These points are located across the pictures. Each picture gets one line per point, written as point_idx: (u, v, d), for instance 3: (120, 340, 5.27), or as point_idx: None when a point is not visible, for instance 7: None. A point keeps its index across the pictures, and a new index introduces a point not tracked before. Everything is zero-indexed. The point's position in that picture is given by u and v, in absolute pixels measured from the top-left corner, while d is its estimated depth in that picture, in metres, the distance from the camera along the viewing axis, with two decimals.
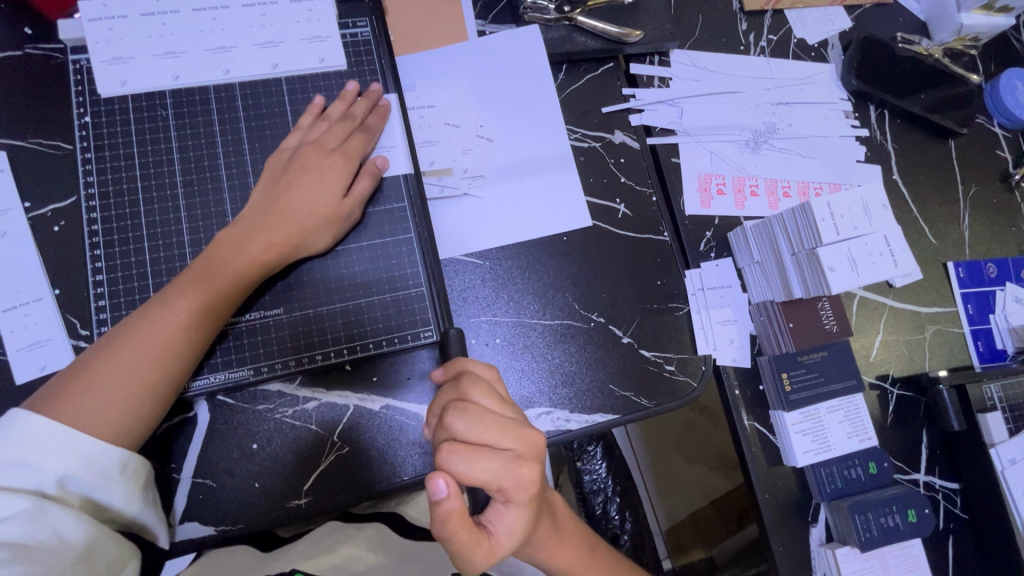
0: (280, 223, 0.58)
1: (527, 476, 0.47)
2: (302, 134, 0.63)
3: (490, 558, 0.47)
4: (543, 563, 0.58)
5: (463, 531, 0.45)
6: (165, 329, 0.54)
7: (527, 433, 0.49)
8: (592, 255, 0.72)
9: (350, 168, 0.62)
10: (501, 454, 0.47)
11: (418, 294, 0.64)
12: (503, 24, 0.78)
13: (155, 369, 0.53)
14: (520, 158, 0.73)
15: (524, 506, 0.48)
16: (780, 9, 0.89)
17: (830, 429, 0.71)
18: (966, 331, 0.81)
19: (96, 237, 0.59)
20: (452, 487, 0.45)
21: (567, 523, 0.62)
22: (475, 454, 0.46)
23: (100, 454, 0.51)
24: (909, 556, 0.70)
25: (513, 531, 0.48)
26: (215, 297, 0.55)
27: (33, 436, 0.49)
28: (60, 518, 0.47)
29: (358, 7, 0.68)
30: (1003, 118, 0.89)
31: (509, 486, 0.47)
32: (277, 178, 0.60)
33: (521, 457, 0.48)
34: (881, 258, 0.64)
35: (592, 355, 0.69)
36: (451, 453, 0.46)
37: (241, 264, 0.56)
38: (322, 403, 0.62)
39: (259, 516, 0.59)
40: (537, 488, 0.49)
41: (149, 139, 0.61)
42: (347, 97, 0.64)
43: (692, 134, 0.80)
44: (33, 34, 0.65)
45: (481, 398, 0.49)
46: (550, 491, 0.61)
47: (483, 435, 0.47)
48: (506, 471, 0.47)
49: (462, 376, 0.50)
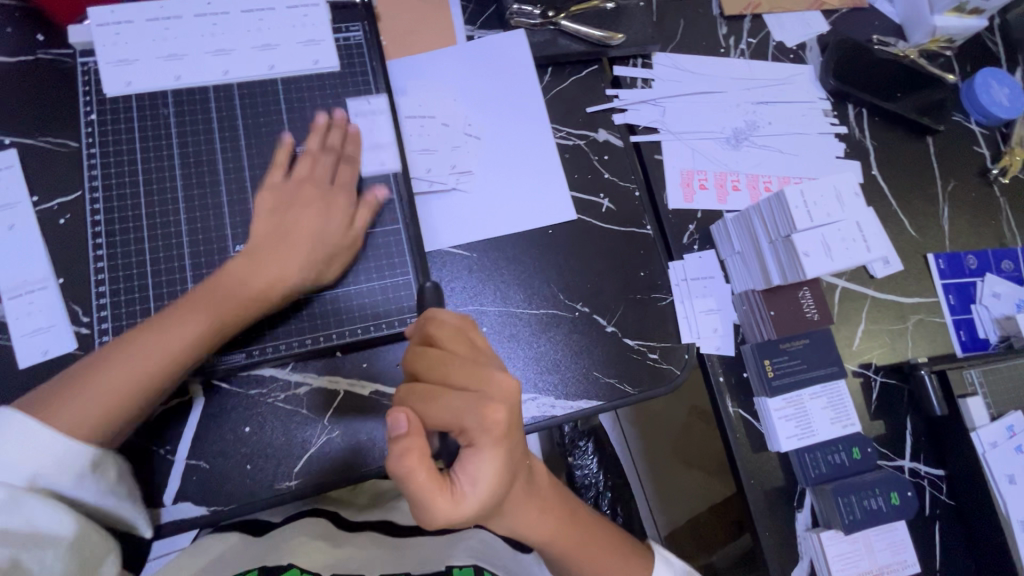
0: (277, 264, 0.60)
1: (492, 418, 0.48)
2: (286, 171, 0.65)
3: (453, 510, 0.47)
4: (516, 530, 0.58)
5: (422, 471, 0.46)
6: (172, 344, 0.56)
7: (497, 376, 0.50)
8: (576, 247, 0.75)
9: (348, 198, 0.65)
10: (464, 394, 0.48)
11: (405, 282, 0.66)
12: (490, 29, 0.81)
13: (158, 376, 0.56)
14: (508, 154, 0.76)
15: (489, 452, 0.49)
16: (759, 14, 0.92)
17: (813, 414, 0.72)
18: (948, 321, 0.83)
19: (97, 227, 0.62)
20: (412, 424, 0.47)
21: (544, 489, 0.60)
22: (437, 392, 0.49)
23: (71, 454, 0.52)
24: (894, 540, 0.71)
25: (478, 479, 0.49)
26: (223, 319, 0.58)
27: (10, 437, 0.51)
28: (36, 509, 0.48)
29: (351, 14, 0.72)
30: (980, 116, 0.92)
31: (470, 428, 0.48)
32: (282, 205, 0.63)
33: (486, 400, 0.49)
34: (855, 243, 0.66)
35: (577, 343, 0.71)
36: (411, 392, 0.49)
37: (259, 287, 0.59)
38: (313, 387, 0.64)
39: (251, 497, 0.61)
40: (504, 435, 0.49)
41: (150, 135, 0.65)
42: (320, 129, 0.66)
43: (673, 131, 0.83)
44: (46, 40, 0.69)
45: (448, 343, 0.51)
46: (531, 458, 0.60)
47: (444, 376, 0.49)
48: (468, 410, 0.48)
49: (428, 322, 0.52)
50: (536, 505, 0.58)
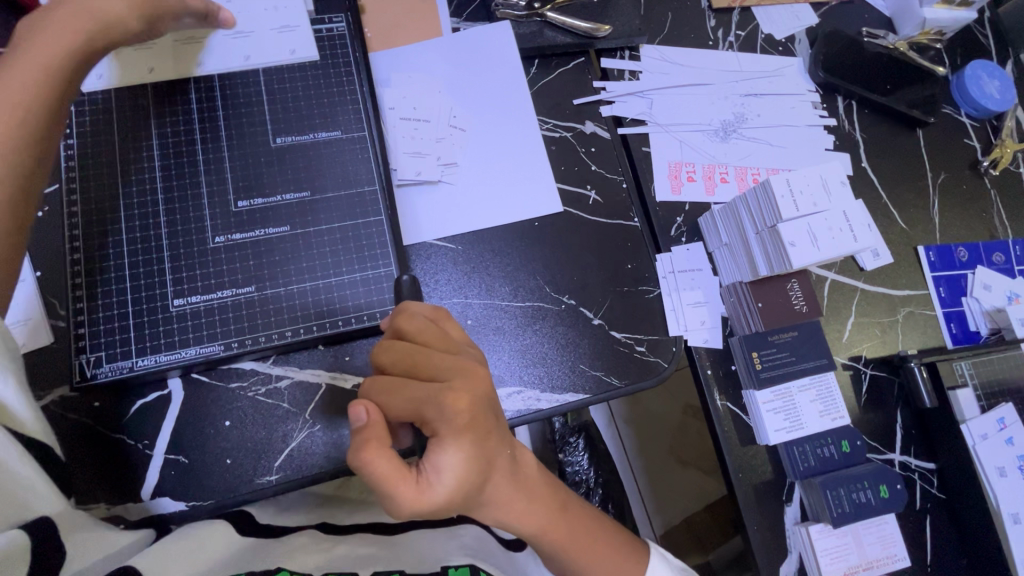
0: (58, 48, 0.56)
1: (454, 407, 0.47)
2: None
3: (418, 499, 0.46)
4: (503, 523, 0.56)
5: (383, 461, 0.45)
6: None
7: (460, 366, 0.49)
8: (562, 240, 0.74)
9: None
10: (428, 384, 0.48)
11: (387, 274, 0.65)
12: (477, 22, 0.81)
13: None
14: (493, 146, 0.76)
15: (454, 441, 0.47)
16: (747, 7, 0.92)
17: (802, 407, 0.71)
18: (939, 313, 0.82)
19: (74, 217, 0.61)
20: (373, 416, 0.47)
21: (532, 480, 0.58)
22: (399, 383, 0.48)
23: None
24: (884, 534, 0.70)
25: (446, 468, 0.47)
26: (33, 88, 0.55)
27: None
28: None
29: (334, 5, 0.72)
30: (970, 108, 0.92)
31: (432, 419, 0.47)
32: None
33: (450, 389, 0.48)
34: (841, 233, 0.66)
35: (563, 336, 0.70)
36: (377, 384, 0.49)
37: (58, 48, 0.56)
38: (295, 381, 0.63)
39: (230, 492, 0.60)
40: (470, 424, 0.48)
41: (129, 126, 0.64)
42: None
43: (661, 123, 0.83)
44: None
45: (414, 333, 0.50)
46: (521, 448, 0.59)
47: (408, 367, 0.49)
48: (430, 400, 0.47)
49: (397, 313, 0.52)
50: (521, 497, 0.56)
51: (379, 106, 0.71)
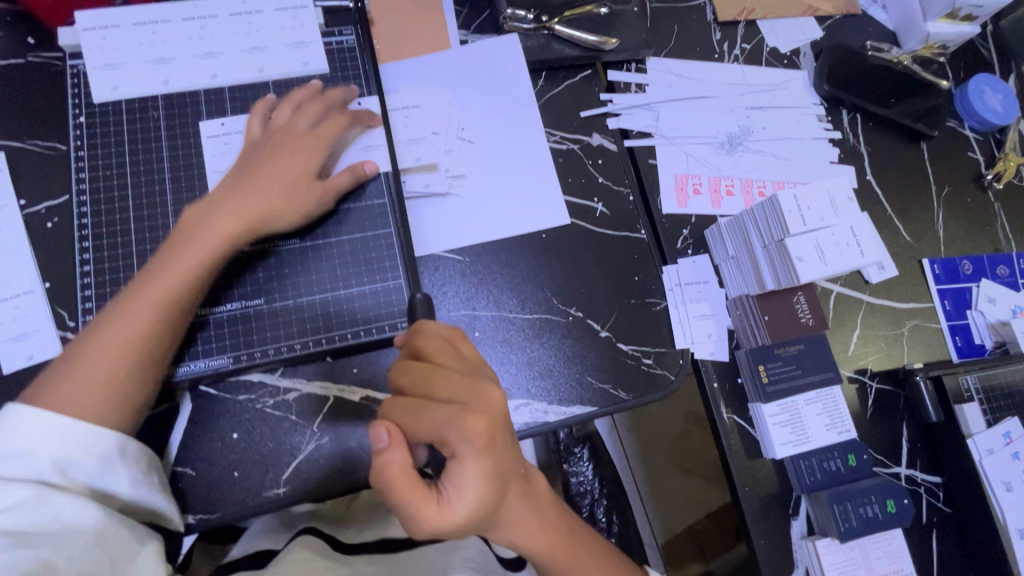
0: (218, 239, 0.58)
1: (473, 429, 0.47)
2: (274, 118, 0.65)
3: (436, 518, 0.47)
4: (515, 542, 0.56)
5: (404, 483, 0.47)
6: (141, 311, 0.55)
7: (478, 387, 0.49)
8: (570, 252, 0.74)
9: (323, 146, 0.65)
10: (447, 406, 0.48)
11: (397, 287, 0.65)
12: (485, 34, 0.81)
13: (132, 350, 0.55)
14: (501, 158, 0.76)
15: (473, 462, 0.47)
16: (753, 20, 0.93)
17: (807, 420, 0.72)
18: (943, 326, 0.82)
19: (85, 230, 0.61)
20: (393, 437, 0.47)
21: (543, 498, 0.58)
22: (419, 404, 0.48)
23: (95, 439, 0.52)
24: (890, 548, 0.70)
25: (466, 489, 0.47)
26: (190, 279, 0.57)
27: (25, 427, 0.50)
28: (64, 508, 0.48)
29: (344, 18, 0.72)
30: (974, 121, 0.92)
31: (452, 441, 0.47)
32: (250, 161, 0.63)
33: (469, 410, 0.48)
34: (848, 248, 0.66)
35: (570, 348, 0.70)
36: (396, 405, 0.49)
37: (212, 236, 0.58)
38: (302, 393, 0.63)
39: (239, 505, 0.60)
40: (489, 445, 0.48)
41: (139, 139, 0.64)
42: (320, 87, 0.68)
43: (667, 136, 0.83)
44: (36, 43, 0.68)
45: (433, 354, 0.51)
46: (531, 467, 0.58)
47: (428, 389, 0.49)
48: (449, 422, 0.47)
49: (415, 335, 0.52)
50: (533, 515, 0.56)
51: (391, 127, 0.71)
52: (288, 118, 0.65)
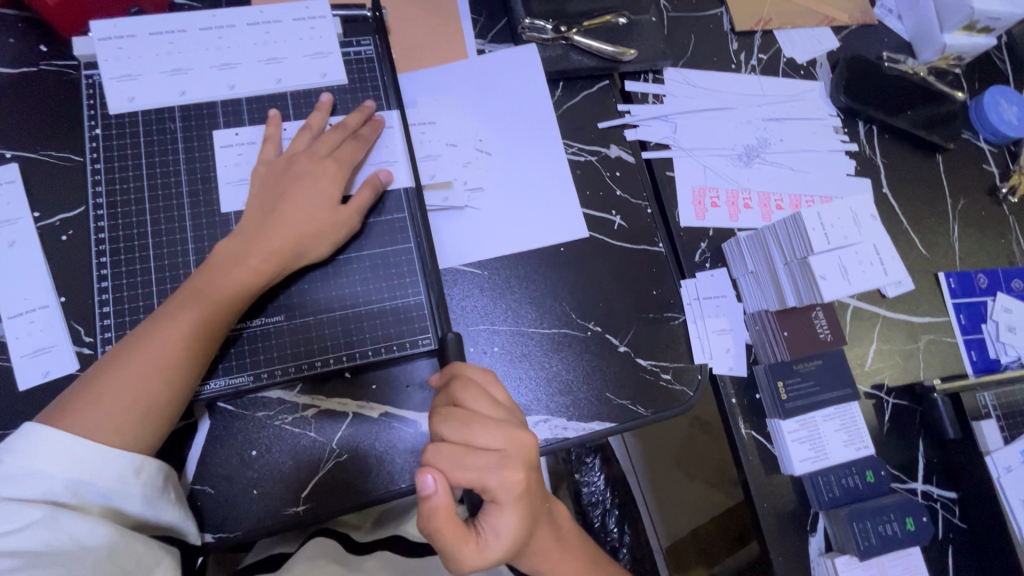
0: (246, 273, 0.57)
1: (514, 476, 0.48)
2: (292, 146, 0.63)
3: (477, 558, 0.48)
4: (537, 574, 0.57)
5: (447, 526, 0.47)
6: (165, 343, 0.54)
7: (517, 435, 0.49)
8: (589, 265, 0.74)
9: (344, 174, 0.63)
10: (489, 454, 0.47)
11: (417, 303, 0.65)
12: (501, 43, 0.81)
13: (157, 383, 0.53)
14: (519, 170, 0.75)
15: (512, 507, 0.48)
16: (770, 30, 0.92)
17: (826, 437, 0.72)
18: (959, 341, 0.83)
19: (102, 244, 0.60)
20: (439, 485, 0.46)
21: (566, 530, 0.58)
22: (461, 451, 0.47)
23: (113, 463, 0.51)
24: (909, 566, 0.70)
25: (503, 532, 0.48)
26: (216, 313, 0.56)
27: (42, 448, 0.49)
28: (76, 525, 0.47)
29: (362, 28, 0.71)
30: (989, 134, 0.92)
31: (493, 488, 0.47)
32: (272, 187, 0.61)
33: (510, 459, 0.48)
34: (871, 266, 0.66)
35: (589, 364, 0.70)
36: (437, 452, 0.47)
37: (242, 271, 0.57)
38: (321, 411, 0.63)
39: (258, 522, 0.59)
40: (525, 489, 0.49)
41: (156, 150, 0.63)
42: (323, 105, 0.66)
43: (685, 148, 0.83)
44: (49, 51, 0.67)
45: (472, 401, 0.49)
46: (553, 499, 0.59)
47: (468, 436, 0.48)
48: (491, 470, 0.47)
49: (453, 378, 0.51)
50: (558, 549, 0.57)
51: (414, 148, 0.70)
52: (309, 145, 0.63)
